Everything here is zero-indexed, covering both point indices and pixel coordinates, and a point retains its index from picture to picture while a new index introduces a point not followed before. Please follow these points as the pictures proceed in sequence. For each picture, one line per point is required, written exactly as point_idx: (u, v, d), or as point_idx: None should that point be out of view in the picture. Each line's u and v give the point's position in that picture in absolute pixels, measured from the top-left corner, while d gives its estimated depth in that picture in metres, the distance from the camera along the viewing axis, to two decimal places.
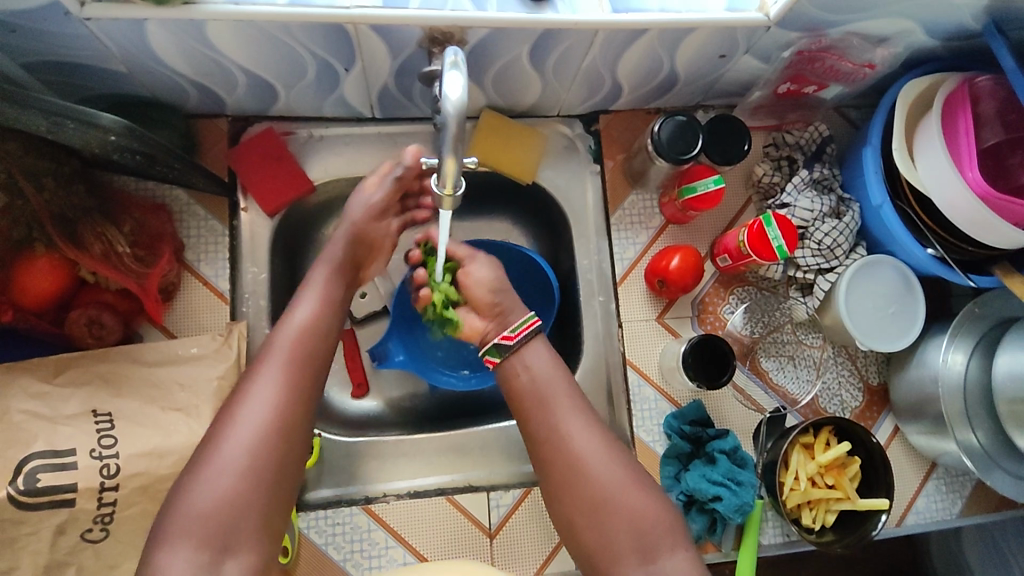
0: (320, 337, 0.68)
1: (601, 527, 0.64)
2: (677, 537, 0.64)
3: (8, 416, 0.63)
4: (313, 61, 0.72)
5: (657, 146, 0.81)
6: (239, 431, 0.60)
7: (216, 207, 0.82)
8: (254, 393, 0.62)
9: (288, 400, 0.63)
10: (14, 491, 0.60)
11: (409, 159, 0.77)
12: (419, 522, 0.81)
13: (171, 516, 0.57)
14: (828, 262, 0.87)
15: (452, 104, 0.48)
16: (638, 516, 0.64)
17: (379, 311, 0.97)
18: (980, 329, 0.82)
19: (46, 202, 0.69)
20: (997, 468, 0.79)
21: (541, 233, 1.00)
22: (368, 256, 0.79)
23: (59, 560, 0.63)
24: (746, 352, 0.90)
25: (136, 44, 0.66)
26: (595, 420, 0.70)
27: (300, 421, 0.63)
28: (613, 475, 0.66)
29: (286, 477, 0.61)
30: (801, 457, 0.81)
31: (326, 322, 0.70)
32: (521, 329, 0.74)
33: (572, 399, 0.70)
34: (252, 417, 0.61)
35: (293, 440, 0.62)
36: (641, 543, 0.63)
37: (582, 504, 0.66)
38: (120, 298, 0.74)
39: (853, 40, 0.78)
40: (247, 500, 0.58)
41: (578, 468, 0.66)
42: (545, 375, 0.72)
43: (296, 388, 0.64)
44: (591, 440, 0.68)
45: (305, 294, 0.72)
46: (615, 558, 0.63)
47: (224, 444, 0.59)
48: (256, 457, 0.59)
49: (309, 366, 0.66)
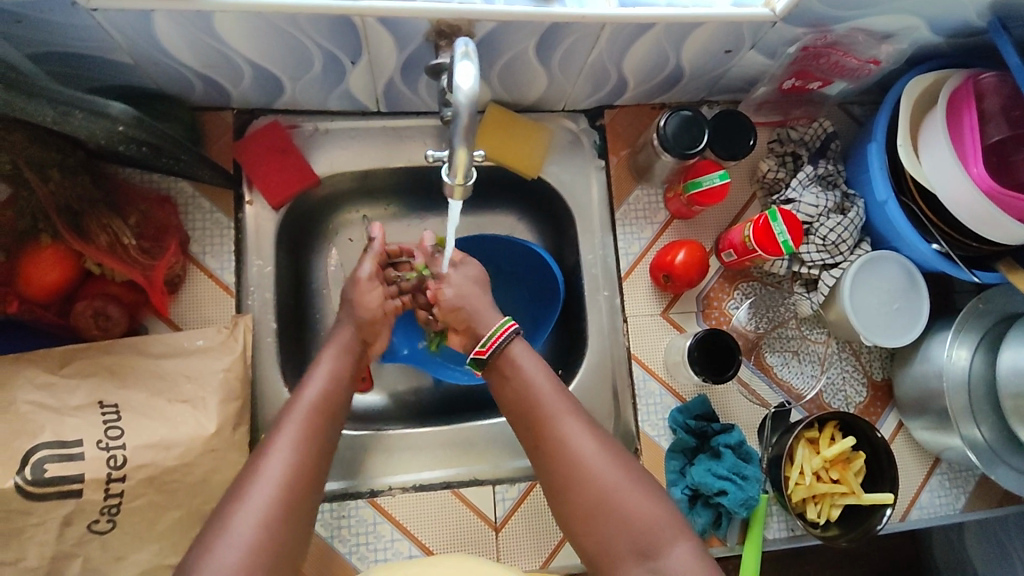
0: (329, 416, 0.68)
1: (601, 529, 0.63)
2: (678, 531, 0.62)
3: (13, 407, 0.62)
4: (319, 54, 0.72)
5: (663, 141, 0.81)
6: (249, 508, 0.57)
7: (221, 199, 0.82)
8: (264, 469, 0.60)
9: (299, 481, 0.61)
10: (22, 482, 0.60)
11: (375, 236, 0.83)
12: (424, 515, 0.81)
13: None
14: (832, 258, 0.87)
15: (463, 94, 0.48)
16: (637, 514, 0.63)
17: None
18: (984, 325, 0.82)
19: (51, 194, 0.69)
20: (1001, 464, 0.79)
21: (546, 228, 1.00)
22: (372, 338, 0.80)
23: (66, 551, 0.63)
24: (751, 347, 0.90)
25: (142, 35, 0.65)
26: (589, 420, 0.69)
27: (306, 499, 0.61)
28: (610, 475, 0.65)
29: (289, 562, 0.58)
30: (806, 452, 0.82)
31: (337, 404, 0.69)
32: (493, 340, 0.74)
33: (565, 402, 0.70)
34: (262, 495, 0.58)
35: (300, 523, 0.60)
36: (642, 542, 0.61)
37: (581, 506, 0.65)
38: (126, 290, 0.74)
39: (859, 36, 0.78)
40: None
41: (574, 469, 0.65)
42: (534, 377, 0.71)
43: (306, 466, 0.62)
44: (585, 442, 0.67)
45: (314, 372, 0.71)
46: (618, 560, 0.62)
47: (232, 520, 0.56)
48: (264, 535, 0.57)
49: (318, 447, 0.65)
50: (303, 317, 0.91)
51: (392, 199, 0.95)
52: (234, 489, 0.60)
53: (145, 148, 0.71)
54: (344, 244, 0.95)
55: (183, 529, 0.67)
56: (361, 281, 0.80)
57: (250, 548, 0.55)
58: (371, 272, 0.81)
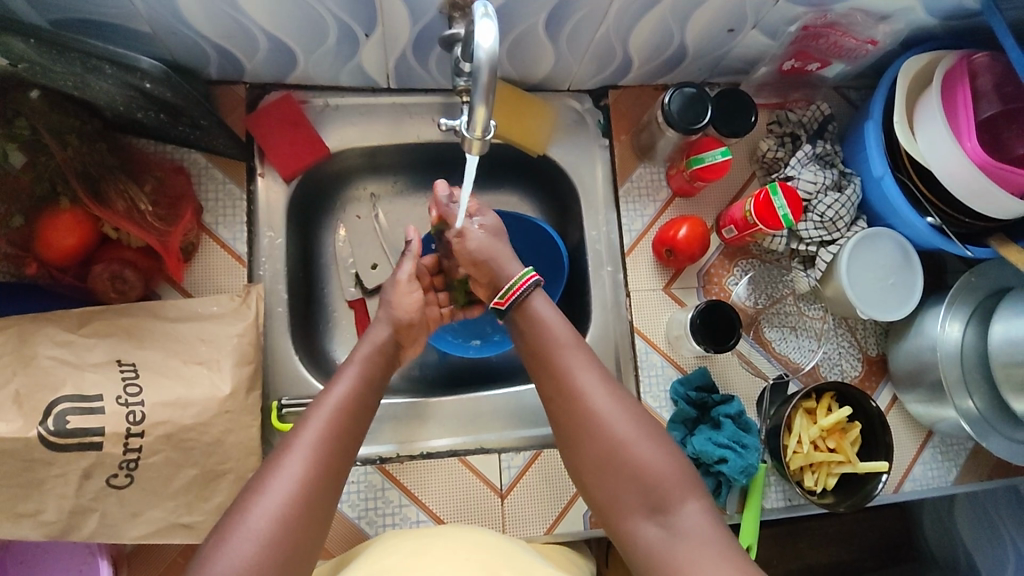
0: (357, 416, 0.67)
1: (611, 480, 0.66)
2: (687, 489, 0.64)
3: (35, 361, 0.64)
4: (334, 25, 0.73)
5: (668, 117, 0.84)
6: (268, 500, 0.57)
7: (234, 171, 0.84)
8: (284, 465, 0.59)
9: (320, 477, 0.60)
10: (45, 432, 0.62)
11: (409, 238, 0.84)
12: (431, 483, 0.82)
13: (196, 568, 0.53)
14: (830, 234, 0.90)
15: (484, 53, 0.50)
16: (649, 468, 0.65)
17: (367, 291, 0.94)
18: (976, 298, 0.85)
19: (70, 158, 0.70)
20: (994, 433, 0.82)
21: (550, 206, 1.02)
22: (408, 341, 0.80)
23: (84, 506, 0.65)
24: (750, 322, 0.93)
25: (163, 5, 0.67)
26: (606, 374, 0.71)
27: (326, 498, 0.60)
28: (624, 428, 0.67)
29: (302, 561, 0.57)
30: (804, 421, 0.84)
31: (366, 401, 0.69)
32: (512, 292, 0.76)
33: (583, 355, 0.72)
34: (282, 488, 0.58)
35: (318, 519, 0.59)
36: (651, 497, 0.64)
37: (594, 458, 0.67)
38: (142, 256, 0.75)
39: (856, 16, 0.80)
40: (275, 561, 0.55)
41: (589, 420, 0.67)
42: (555, 330, 0.73)
43: (328, 463, 0.61)
44: (601, 394, 0.69)
45: (342, 370, 0.70)
46: (627, 512, 0.65)
47: (250, 511, 0.56)
48: (281, 530, 0.56)
49: (345, 439, 0.64)
50: (311, 290, 0.92)
51: (399, 176, 0.97)
52: (255, 478, 0.60)
53: (163, 114, 0.73)
54: (351, 221, 0.95)
55: (197, 487, 0.68)
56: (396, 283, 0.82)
57: (265, 544, 0.55)
58: (411, 273, 0.83)
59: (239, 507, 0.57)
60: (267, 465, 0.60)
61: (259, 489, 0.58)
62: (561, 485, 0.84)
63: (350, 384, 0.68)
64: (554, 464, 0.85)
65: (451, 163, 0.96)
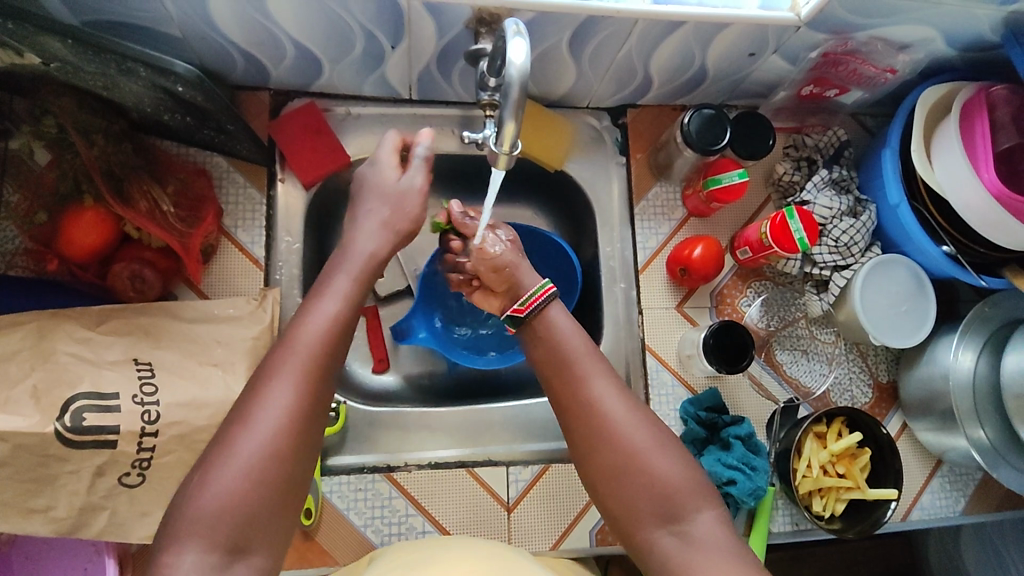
0: (344, 333, 0.63)
1: (627, 491, 0.62)
2: (703, 497, 0.62)
3: (54, 357, 0.65)
4: (362, 36, 0.74)
5: (686, 138, 0.84)
6: (255, 425, 0.55)
7: (255, 175, 0.84)
8: (272, 392, 0.56)
9: (308, 403, 0.57)
10: (62, 428, 0.62)
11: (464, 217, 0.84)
12: (441, 497, 0.82)
13: (179, 515, 0.51)
14: (844, 260, 0.90)
15: (515, 68, 0.51)
16: (663, 478, 0.62)
17: (403, 290, 0.99)
18: (989, 329, 0.85)
19: (95, 156, 0.71)
20: (1004, 464, 0.81)
21: (564, 221, 1.02)
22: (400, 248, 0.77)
23: (95, 503, 0.65)
24: (762, 344, 0.93)
25: (195, 10, 0.68)
26: (619, 381, 0.68)
27: (322, 399, 0.59)
28: (638, 437, 0.63)
29: (297, 481, 0.55)
30: (814, 445, 0.84)
31: (356, 295, 0.67)
32: (532, 300, 0.74)
33: (597, 361, 0.69)
34: (272, 405, 0.56)
35: (306, 449, 0.57)
36: (665, 506, 0.61)
37: (607, 466, 0.63)
38: (161, 256, 0.76)
39: (877, 45, 0.81)
40: (257, 495, 0.53)
41: (602, 430, 0.64)
42: (569, 341, 0.71)
43: (319, 375, 0.59)
44: (617, 404, 0.65)
45: (325, 292, 0.66)
46: (642, 522, 0.62)
47: (234, 441, 0.54)
48: (275, 445, 0.54)
49: (327, 361, 0.60)
50: None
51: None
52: (235, 413, 0.56)
53: (189, 117, 0.74)
54: None
55: None
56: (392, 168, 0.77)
57: (253, 471, 0.53)
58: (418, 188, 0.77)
59: (222, 441, 0.54)
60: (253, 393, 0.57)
61: (244, 421, 0.55)
62: (567, 502, 0.84)
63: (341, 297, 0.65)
64: (563, 479, 0.84)
65: (469, 175, 0.97)
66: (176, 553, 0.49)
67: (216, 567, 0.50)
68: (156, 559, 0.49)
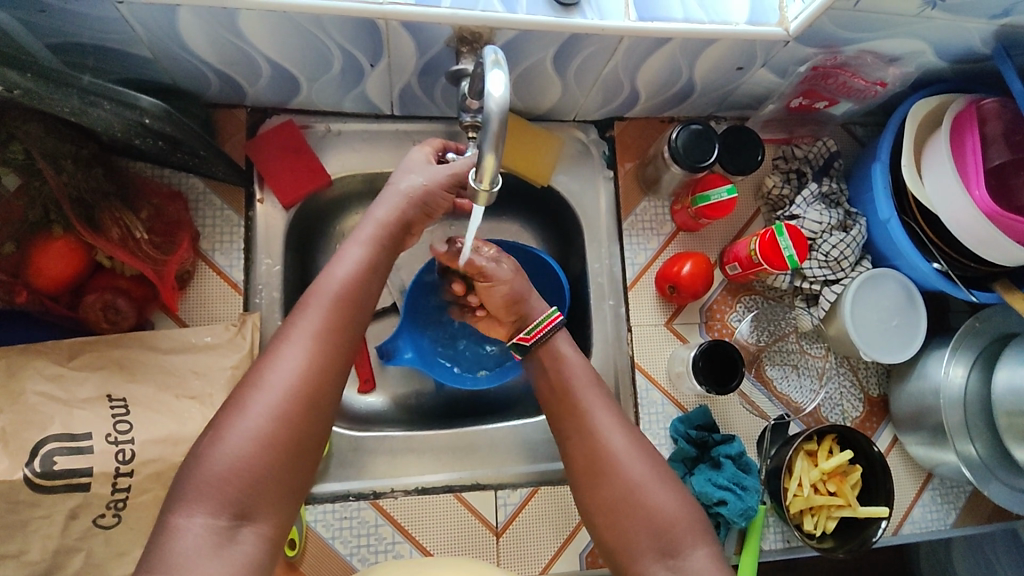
0: (359, 304, 0.62)
1: (622, 523, 0.61)
2: (698, 533, 0.60)
3: (23, 397, 0.63)
4: (339, 55, 0.72)
5: (673, 153, 0.83)
6: (266, 389, 0.55)
7: (232, 197, 0.82)
8: (283, 357, 0.57)
9: (315, 375, 0.57)
10: (30, 473, 0.60)
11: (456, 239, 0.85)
12: (428, 521, 0.81)
13: (186, 478, 0.52)
14: (834, 274, 0.89)
15: (493, 101, 0.49)
16: (659, 511, 0.60)
17: (390, 308, 0.98)
18: (981, 343, 0.84)
19: (64, 184, 0.68)
20: (994, 479, 0.81)
21: (552, 235, 1.01)
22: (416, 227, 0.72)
23: (69, 545, 0.63)
24: (751, 360, 0.92)
25: (163, 31, 0.65)
26: (621, 413, 0.67)
27: (338, 369, 0.59)
28: (636, 469, 0.63)
29: (302, 461, 0.56)
30: (805, 464, 0.83)
31: (371, 253, 0.66)
32: (537, 331, 0.73)
33: (598, 393, 0.68)
34: (284, 367, 0.56)
35: (312, 430, 0.56)
36: (662, 540, 0.60)
37: (605, 498, 0.62)
38: (135, 284, 0.75)
39: (866, 58, 0.79)
40: (260, 473, 0.53)
41: (601, 460, 0.63)
42: (573, 370, 0.70)
43: (331, 336, 0.59)
44: (616, 433, 0.65)
45: (342, 253, 0.66)
46: (637, 554, 0.60)
47: (241, 414, 0.54)
48: (281, 413, 0.55)
49: (338, 333, 0.60)
50: None
51: None
52: (249, 378, 0.57)
53: (161, 142, 0.72)
54: None
55: None
56: (426, 166, 0.72)
57: (260, 442, 0.53)
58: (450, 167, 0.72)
59: (231, 409, 0.55)
60: (263, 363, 0.57)
61: (256, 387, 0.55)
62: (557, 525, 0.82)
63: (356, 257, 0.65)
64: (553, 502, 0.83)
65: None
66: (184, 515, 0.50)
67: (221, 532, 0.51)
68: (162, 538, 0.50)
